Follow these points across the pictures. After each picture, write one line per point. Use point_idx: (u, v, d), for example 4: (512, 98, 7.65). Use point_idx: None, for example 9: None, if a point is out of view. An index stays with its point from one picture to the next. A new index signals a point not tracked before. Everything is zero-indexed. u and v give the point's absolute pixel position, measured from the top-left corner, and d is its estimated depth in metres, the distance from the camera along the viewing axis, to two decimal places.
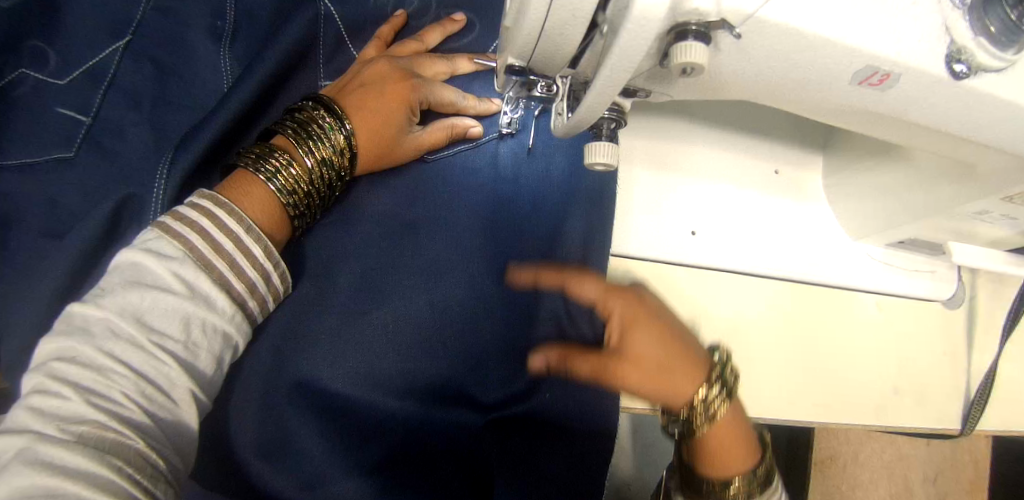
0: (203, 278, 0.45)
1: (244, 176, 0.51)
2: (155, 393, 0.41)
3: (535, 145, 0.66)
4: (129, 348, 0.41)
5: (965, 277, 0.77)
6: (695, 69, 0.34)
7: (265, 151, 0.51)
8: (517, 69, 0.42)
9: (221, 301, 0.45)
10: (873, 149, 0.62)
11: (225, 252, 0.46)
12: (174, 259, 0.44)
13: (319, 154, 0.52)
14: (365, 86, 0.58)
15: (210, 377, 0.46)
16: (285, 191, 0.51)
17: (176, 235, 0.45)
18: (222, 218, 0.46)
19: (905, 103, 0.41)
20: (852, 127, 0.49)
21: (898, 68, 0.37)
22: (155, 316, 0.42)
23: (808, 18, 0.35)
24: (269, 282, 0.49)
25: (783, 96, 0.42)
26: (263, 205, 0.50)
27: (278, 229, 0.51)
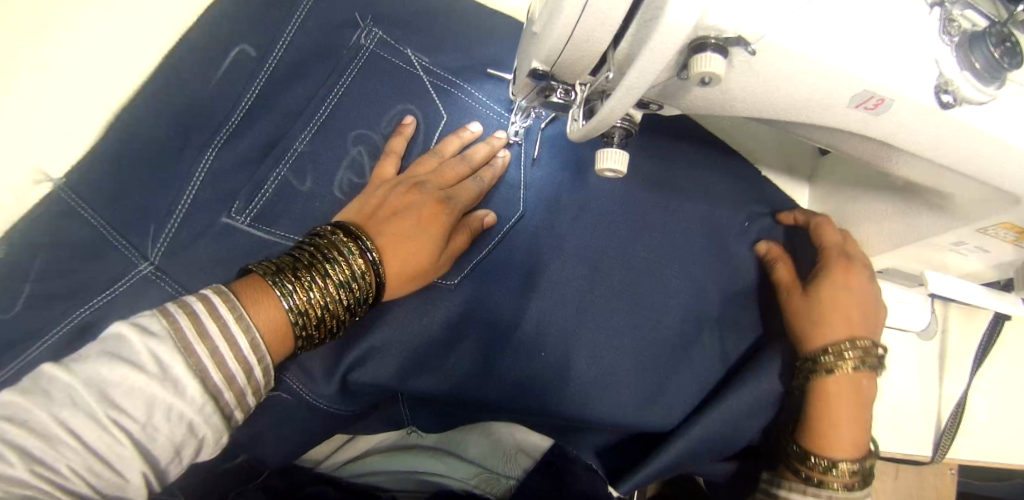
0: (180, 362, 0.40)
1: (258, 288, 0.46)
2: (105, 470, 0.37)
3: (540, 156, 0.69)
4: (87, 423, 0.37)
5: (937, 309, 0.81)
6: (711, 80, 0.36)
7: (288, 266, 0.48)
8: (539, 74, 0.44)
9: (194, 391, 0.40)
10: (862, 180, 0.65)
11: (212, 343, 0.41)
12: (156, 337, 0.40)
13: (334, 280, 0.48)
14: (396, 216, 0.56)
15: (166, 462, 0.41)
16: (299, 310, 0.47)
17: (167, 314, 0.41)
18: (218, 307, 0.43)
19: (896, 129, 0.44)
20: (845, 148, 0.51)
21: (892, 96, 0.40)
22: (122, 392, 0.38)
23: (817, 44, 0.37)
24: (251, 376, 0.44)
25: (785, 118, 0.45)
26: (275, 323, 0.45)
27: (280, 351, 0.47)
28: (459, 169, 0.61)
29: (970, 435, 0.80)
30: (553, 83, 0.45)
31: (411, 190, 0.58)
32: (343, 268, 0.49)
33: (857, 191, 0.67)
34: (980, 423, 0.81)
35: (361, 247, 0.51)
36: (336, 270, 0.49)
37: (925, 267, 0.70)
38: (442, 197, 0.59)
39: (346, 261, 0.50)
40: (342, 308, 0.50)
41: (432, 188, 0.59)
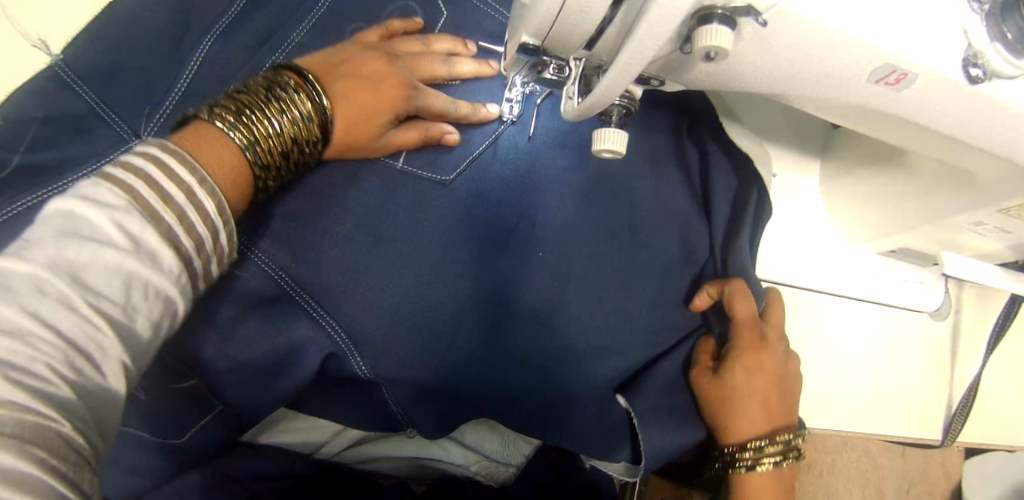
0: (152, 231, 0.35)
1: (207, 128, 0.42)
2: (83, 364, 0.31)
3: (537, 133, 0.65)
4: (58, 312, 0.30)
5: (952, 290, 0.78)
6: (718, 54, 0.33)
7: (240, 101, 0.44)
8: (530, 48, 0.41)
9: (172, 261, 0.36)
10: (873, 155, 0.62)
11: (177, 204, 0.37)
12: (117, 207, 0.34)
13: (297, 127, 0.46)
14: (359, 74, 0.52)
15: (146, 349, 0.36)
16: (247, 143, 0.43)
17: (118, 182, 0.35)
18: (176, 169, 0.37)
19: (918, 105, 0.41)
20: (862, 126, 0.48)
21: (916, 69, 0.37)
22: (90, 275, 0.32)
23: (835, 14, 0.34)
24: (220, 242, 0.41)
25: (798, 92, 0.42)
26: (228, 165, 0.42)
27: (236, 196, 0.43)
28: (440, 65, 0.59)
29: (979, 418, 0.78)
30: (546, 58, 0.42)
31: (381, 58, 0.55)
32: (298, 113, 0.46)
33: (867, 167, 0.64)
34: (990, 407, 0.79)
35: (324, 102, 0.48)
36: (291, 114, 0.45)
37: (940, 248, 0.67)
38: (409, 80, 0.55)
39: (302, 105, 0.46)
40: (293, 145, 0.46)
41: (404, 68, 0.56)
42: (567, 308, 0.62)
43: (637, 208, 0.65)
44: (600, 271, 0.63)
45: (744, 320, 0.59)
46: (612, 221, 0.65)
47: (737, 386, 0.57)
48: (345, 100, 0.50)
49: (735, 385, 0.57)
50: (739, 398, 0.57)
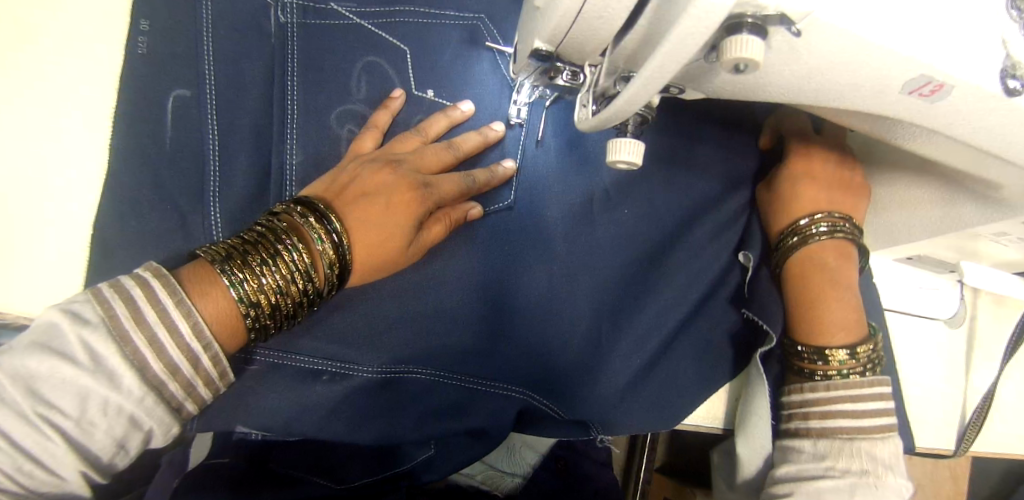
0: (114, 351, 0.37)
1: (207, 271, 0.42)
2: (37, 468, 0.36)
3: (545, 137, 0.63)
4: (14, 422, 0.35)
5: (966, 297, 0.76)
6: (748, 66, 0.31)
7: (237, 253, 0.42)
8: (543, 55, 0.38)
9: (131, 383, 0.37)
10: (893, 162, 0.60)
11: (146, 324, 0.37)
12: (90, 324, 0.37)
13: (285, 275, 0.43)
14: (365, 194, 0.50)
15: (109, 459, 0.39)
16: (247, 301, 0.42)
17: (102, 299, 0.37)
18: (156, 290, 0.38)
19: (951, 118, 0.39)
20: (888, 136, 0.46)
21: (952, 81, 0.35)
22: (52, 387, 0.36)
23: (870, 24, 0.32)
24: (197, 362, 0.40)
25: (824, 103, 0.40)
26: (224, 314, 0.41)
27: (230, 339, 0.42)
28: (440, 121, 0.57)
29: (994, 426, 0.76)
30: (559, 64, 0.40)
31: (383, 169, 0.51)
32: (299, 262, 0.44)
33: (884, 174, 0.61)
34: (1004, 415, 0.77)
35: (326, 227, 0.45)
36: (296, 269, 0.43)
37: (958, 257, 0.66)
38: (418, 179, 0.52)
39: (302, 278, 0.44)
40: (302, 295, 0.45)
41: (407, 170, 0.52)
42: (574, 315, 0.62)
43: (645, 215, 0.64)
44: (605, 282, 0.63)
45: (826, 175, 0.59)
46: (619, 228, 0.64)
47: (818, 300, 0.57)
48: (354, 219, 0.48)
49: (821, 293, 0.57)
50: (826, 322, 0.56)
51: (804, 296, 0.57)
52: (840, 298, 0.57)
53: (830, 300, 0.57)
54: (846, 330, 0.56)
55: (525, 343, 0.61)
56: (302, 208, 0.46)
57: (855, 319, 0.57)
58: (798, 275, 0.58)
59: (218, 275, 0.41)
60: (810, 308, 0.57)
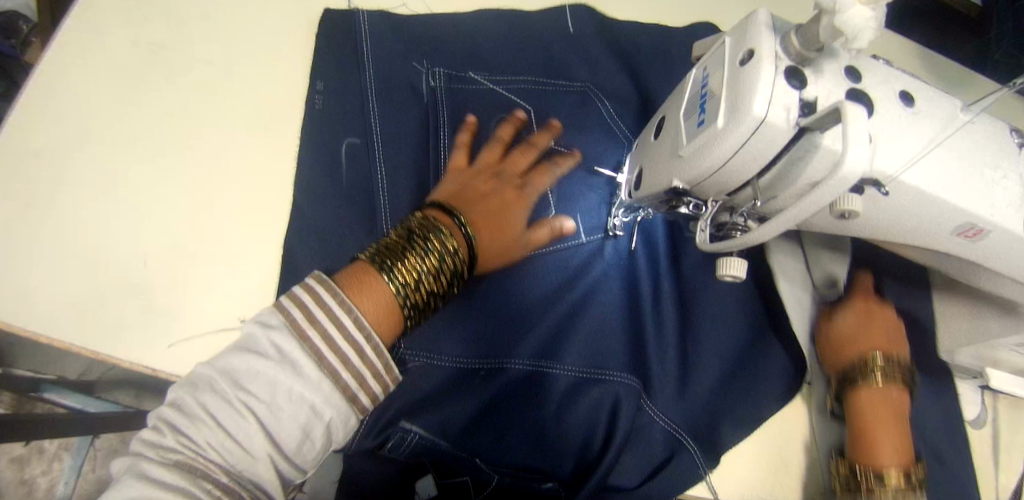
0: (295, 346, 0.49)
1: (365, 269, 0.54)
2: (237, 445, 0.46)
3: (636, 247, 0.71)
4: (224, 405, 0.46)
5: (988, 401, 0.85)
6: (851, 214, 0.42)
7: (385, 250, 0.55)
8: (679, 191, 0.50)
9: (309, 369, 0.48)
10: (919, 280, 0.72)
11: (319, 323, 0.50)
12: (276, 328, 0.49)
13: (425, 258, 0.54)
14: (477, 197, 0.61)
15: (294, 445, 0.48)
16: (402, 287, 0.53)
17: (281, 308, 0.51)
18: (323, 295, 0.51)
19: (988, 252, 0.50)
20: (932, 260, 0.57)
21: (990, 226, 0.47)
22: (248, 378, 0.47)
23: (932, 183, 0.44)
24: (364, 355, 0.51)
25: (888, 238, 0.51)
26: (382, 300, 0.53)
27: (388, 317, 0.53)
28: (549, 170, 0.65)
29: None
30: (686, 198, 0.51)
31: (494, 176, 0.63)
32: (439, 246, 0.55)
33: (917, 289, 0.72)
34: None
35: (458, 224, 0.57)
36: (427, 250, 0.54)
37: (983, 364, 0.75)
38: (521, 183, 0.64)
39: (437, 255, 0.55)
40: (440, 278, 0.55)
41: (510, 176, 0.64)
42: (671, 379, 0.66)
43: (718, 317, 0.70)
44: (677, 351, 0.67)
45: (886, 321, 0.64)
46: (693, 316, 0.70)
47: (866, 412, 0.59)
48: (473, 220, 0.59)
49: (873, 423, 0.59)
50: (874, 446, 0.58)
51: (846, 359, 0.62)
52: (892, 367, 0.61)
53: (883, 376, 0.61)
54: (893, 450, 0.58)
55: (638, 351, 0.66)
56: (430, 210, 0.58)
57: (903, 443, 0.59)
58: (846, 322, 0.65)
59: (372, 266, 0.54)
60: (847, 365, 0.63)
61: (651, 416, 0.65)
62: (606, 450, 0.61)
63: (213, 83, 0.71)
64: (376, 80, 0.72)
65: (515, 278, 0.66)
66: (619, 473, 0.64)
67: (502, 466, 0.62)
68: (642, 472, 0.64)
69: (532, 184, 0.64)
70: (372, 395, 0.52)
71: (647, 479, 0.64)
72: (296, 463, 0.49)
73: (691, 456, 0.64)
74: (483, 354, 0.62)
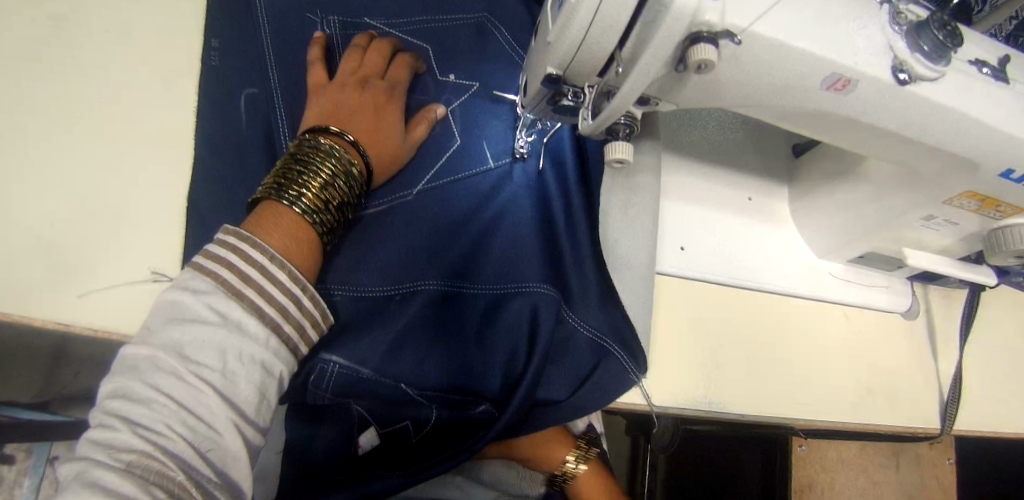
0: (235, 306, 0.46)
1: (269, 210, 0.52)
2: (197, 423, 0.42)
3: (544, 169, 0.71)
4: (171, 380, 0.42)
5: (917, 292, 0.86)
6: (706, 66, 0.43)
7: (280, 180, 0.53)
8: (554, 78, 0.49)
9: (255, 327, 0.47)
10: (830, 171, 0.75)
11: (250, 277, 0.48)
12: (208, 291, 0.46)
13: (319, 174, 0.54)
14: (355, 110, 0.61)
15: (255, 408, 0.46)
16: (311, 210, 0.53)
17: (208, 271, 0.47)
18: (247, 249, 0.48)
19: (863, 106, 0.51)
20: (823, 133, 0.58)
21: (857, 75, 0.47)
22: (192, 348, 0.44)
23: (789, 32, 0.44)
24: (298, 305, 0.50)
25: (765, 104, 0.52)
26: (293, 228, 0.52)
27: (309, 245, 0.53)
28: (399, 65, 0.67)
29: (971, 407, 0.83)
30: (564, 87, 0.51)
31: (360, 85, 0.63)
32: (331, 164, 0.55)
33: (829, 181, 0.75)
34: (975, 398, 0.84)
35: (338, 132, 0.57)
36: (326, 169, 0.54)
37: (901, 245, 0.75)
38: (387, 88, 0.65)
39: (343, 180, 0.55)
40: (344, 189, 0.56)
41: (376, 83, 0.64)
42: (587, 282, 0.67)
43: (634, 229, 0.71)
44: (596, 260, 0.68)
45: None
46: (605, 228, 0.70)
47: None
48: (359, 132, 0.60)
49: None
50: None
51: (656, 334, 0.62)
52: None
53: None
54: None
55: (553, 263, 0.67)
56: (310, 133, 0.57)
57: None
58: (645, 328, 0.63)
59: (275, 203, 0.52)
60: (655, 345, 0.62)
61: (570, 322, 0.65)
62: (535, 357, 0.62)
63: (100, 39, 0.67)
64: (271, 30, 0.71)
65: (423, 203, 0.65)
66: (549, 386, 0.64)
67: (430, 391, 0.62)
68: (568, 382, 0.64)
69: (399, 83, 0.66)
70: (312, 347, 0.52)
71: (575, 388, 0.64)
72: (257, 428, 0.47)
73: (618, 362, 0.64)
74: (393, 281, 0.62)
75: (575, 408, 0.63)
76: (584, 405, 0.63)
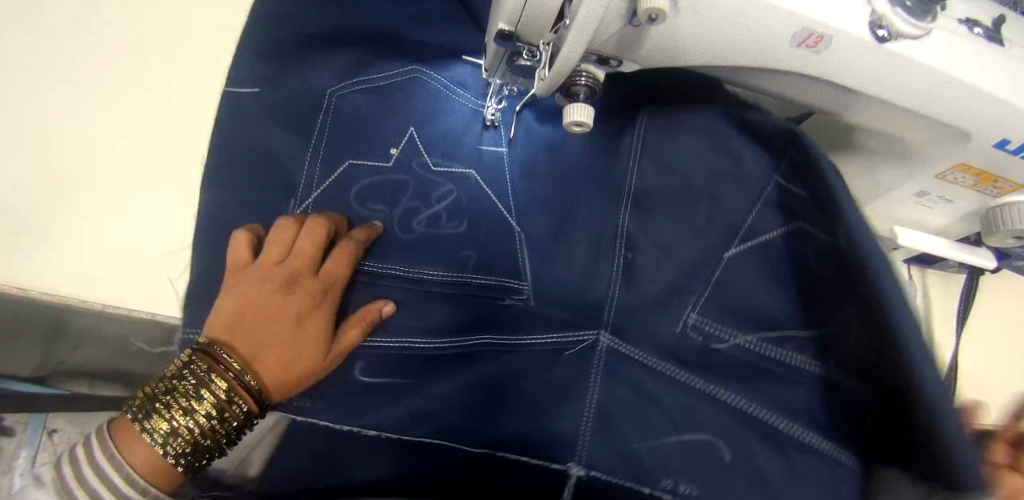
0: (100, 490, 0.47)
1: (127, 434, 0.50)
2: None
3: (516, 136, 0.71)
4: None
5: (915, 275, 0.82)
6: (659, 15, 0.40)
7: (156, 397, 0.50)
8: (506, 35, 0.47)
9: (106, 496, 0.47)
10: (827, 142, 0.68)
11: (98, 467, 0.47)
12: (61, 471, 0.48)
13: (196, 416, 0.49)
14: (252, 323, 0.52)
15: None
16: (176, 452, 0.49)
17: (76, 454, 0.49)
18: (99, 452, 0.48)
19: (837, 67, 0.47)
20: (802, 95, 0.55)
21: (830, 31, 0.44)
22: (60, 493, 0.47)
23: None
24: (151, 476, 0.48)
25: (733, 64, 0.49)
26: (150, 463, 0.48)
27: (167, 478, 0.50)
28: (334, 258, 0.58)
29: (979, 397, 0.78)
30: (519, 44, 0.48)
31: (273, 269, 0.54)
32: (211, 400, 0.50)
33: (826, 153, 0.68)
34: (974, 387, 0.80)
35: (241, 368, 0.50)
36: (202, 401, 0.50)
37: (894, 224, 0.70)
38: (319, 285, 0.56)
39: (221, 372, 0.50)
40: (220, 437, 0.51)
41: (305, 281, 0.55)
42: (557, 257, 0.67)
43: (635, 223, 0.67)
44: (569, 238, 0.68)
45: None
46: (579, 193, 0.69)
47: None
48: (264, 349, 0.52)
49: None
50: None
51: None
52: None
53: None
54: None
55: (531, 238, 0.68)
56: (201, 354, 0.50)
57: None
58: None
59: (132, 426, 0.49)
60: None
61: (572, 376, 0.65)
62: (585, 409, 0.63)
63: (98, 49, 0.71)
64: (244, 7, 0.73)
65: (452, 263, 0.66)
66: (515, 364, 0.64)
67: (400, 370, 0.63)
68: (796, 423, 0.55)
69: (337, 281, 0.58)
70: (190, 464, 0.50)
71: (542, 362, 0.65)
72: None
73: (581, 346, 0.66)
74: (426, 334, 0.64)
75: (541, 386, 0.64)
76: (550, 382, 0.64)
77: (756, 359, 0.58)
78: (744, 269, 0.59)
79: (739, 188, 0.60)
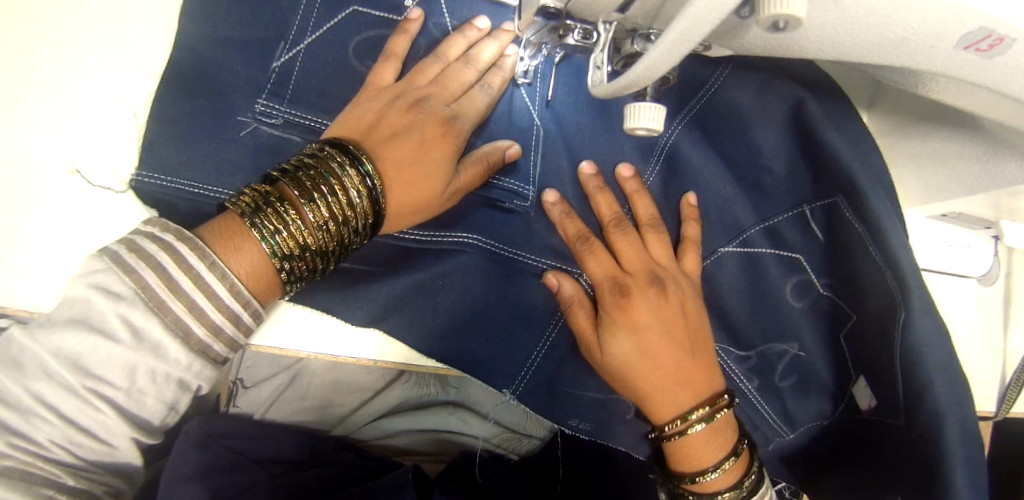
0: (155, 323, 0.38)
1: (234, 224, 0.42)
2: (87, 438, 0.38)
3: (556, 96, 0.58)
4: (62, 394, 0.37)
5: (1002, 252, 0.72)
6: (790, 24, 0.27)
7: (262, 197, 0.42)
8: (551, 13, 0.36)
9: (177, 352, 0.39)
10: (914, 112, 0.58)
11: (182, 292, 0.38)
12: (124, 298, 0.37)
13: (326, 205, 0.43)
14: (397, 134, 0.49)
15: (160, 420, 0.41)
16: (280, 252, 0.42)
17: (128, 269, 0.38)
18: (184, 258, 0.39)
19: (1011, 75, 0.34)
20: (944, 88, 0.41)
21: (1016, 35, 0.30)
22: (94, 362, 0.37)
23: None
24: (240, 322, 0.41)
25: (868, 58, 0.36)
26: (256, 266, 0.41)
27: (265, 287, 0.43)
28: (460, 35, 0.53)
29: None
30: (568, 22, 0.37)
31: (411, 109, 0.51)
32: (340, 193, 0.44)
33: (910, 129, 0.59)
34: None
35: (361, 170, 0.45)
36: (334, 187, 0.43)
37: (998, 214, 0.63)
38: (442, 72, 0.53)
39: (338, 176, 0.44)
40: (340, 241, 0.45)
41: (435, 105, 0.51)
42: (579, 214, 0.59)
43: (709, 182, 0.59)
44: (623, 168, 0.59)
45: (626, 360, 0.54)
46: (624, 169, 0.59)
47: (616, 349, 0.54)
48: (383, 153, 0.48)
49: (653, 347, 0.54)
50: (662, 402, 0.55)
51: (576, 239, 0.56)
52: (681, 350, 0.55)
53: (647, 257, 0.57)
54: (680, 395, 0.54)
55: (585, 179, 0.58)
56: (331, 148, 0.46)
57: (701, 377, 0.55)
58: (603, 215, 0.58)
59: (241, 218, 0.41)
60: (553, 277, 0.56)
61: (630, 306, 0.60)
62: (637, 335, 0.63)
63: None
64: None
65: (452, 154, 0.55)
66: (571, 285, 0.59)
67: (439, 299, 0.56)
68: (772, 414, 0.65)
69: (459, 64, 0.53)
70: (228, 337, 0.41)
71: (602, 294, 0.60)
72: (149, 422, 0.41)
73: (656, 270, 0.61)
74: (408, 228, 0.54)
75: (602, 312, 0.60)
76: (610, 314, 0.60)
77: (812, 396, 0.62)
78: (733, 270, 0.61)
79: (793, 177, 0.55)
